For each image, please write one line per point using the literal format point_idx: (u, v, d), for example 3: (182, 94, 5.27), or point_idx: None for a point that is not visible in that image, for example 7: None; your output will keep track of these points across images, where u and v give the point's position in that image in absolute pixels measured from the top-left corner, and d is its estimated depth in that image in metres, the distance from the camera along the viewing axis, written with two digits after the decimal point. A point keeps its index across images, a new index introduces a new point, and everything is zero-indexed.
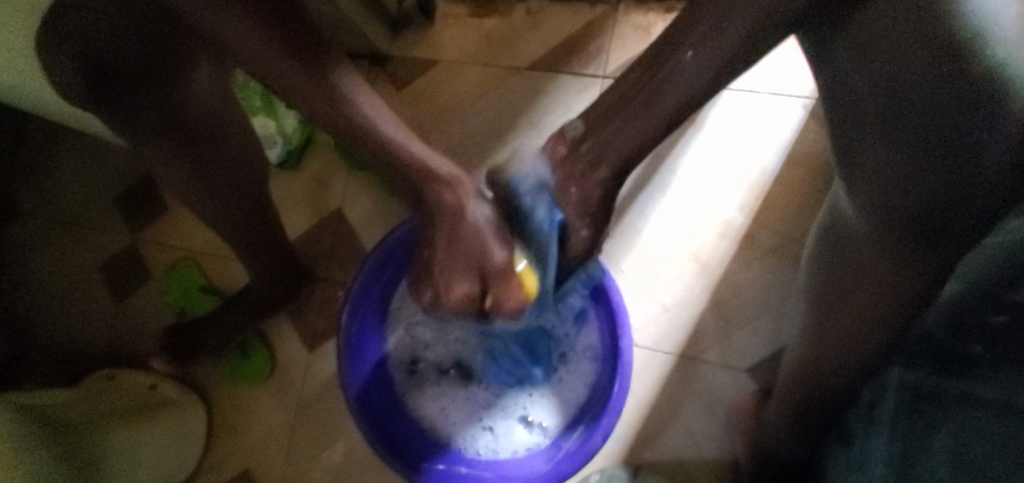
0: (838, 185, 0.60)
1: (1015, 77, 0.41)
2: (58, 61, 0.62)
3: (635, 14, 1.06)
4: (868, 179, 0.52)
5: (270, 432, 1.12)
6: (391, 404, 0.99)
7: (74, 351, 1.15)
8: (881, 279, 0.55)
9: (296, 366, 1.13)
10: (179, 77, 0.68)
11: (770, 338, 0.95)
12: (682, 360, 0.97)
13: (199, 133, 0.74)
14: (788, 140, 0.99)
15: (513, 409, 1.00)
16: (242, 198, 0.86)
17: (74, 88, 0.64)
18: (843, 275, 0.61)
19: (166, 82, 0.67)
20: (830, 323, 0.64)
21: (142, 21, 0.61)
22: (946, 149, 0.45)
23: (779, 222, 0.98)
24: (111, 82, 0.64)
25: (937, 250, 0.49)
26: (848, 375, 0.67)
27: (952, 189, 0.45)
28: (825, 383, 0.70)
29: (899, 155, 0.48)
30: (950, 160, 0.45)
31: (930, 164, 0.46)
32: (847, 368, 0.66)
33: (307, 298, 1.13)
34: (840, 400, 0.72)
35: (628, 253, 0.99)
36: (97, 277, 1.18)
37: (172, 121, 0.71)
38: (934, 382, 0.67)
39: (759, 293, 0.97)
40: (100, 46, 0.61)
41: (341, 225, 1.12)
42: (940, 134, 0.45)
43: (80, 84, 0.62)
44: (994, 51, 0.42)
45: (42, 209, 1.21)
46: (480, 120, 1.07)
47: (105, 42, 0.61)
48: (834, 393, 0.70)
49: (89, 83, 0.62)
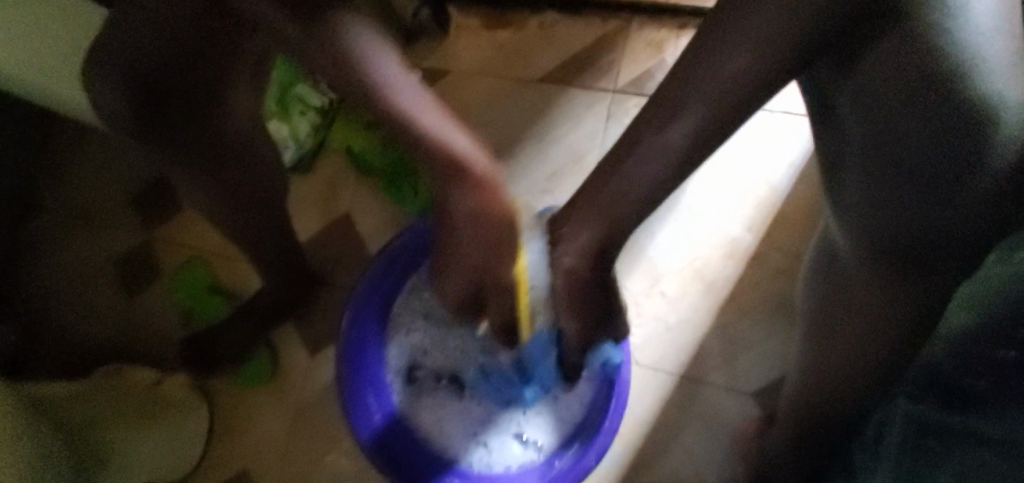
0: (831, 212, 0.59)
1: (1003, 104, 0.42)
2: (103, 83, 0.65)
3: (647, 30, 1.05)
4: (860, 209, 0.50)
5: (270, 434, 1.12)
6: (388, 415, 0.98)
7: (88, 347, 1.17)
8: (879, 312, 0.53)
9: (298, 370, 1.13)
10: (214, 85, 0.70)
11: (776, 363, 0.92)
12: (684, 382, 0.94)
13: (225, 152, 0.77)
14: (798, 159, 0.97)
15: (509, 425, 0.98)
16: (253, 206, 0.86)
17: (117, 110, 0.67)
18: (839, 303, 0.58)
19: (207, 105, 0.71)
20: (829, 355, 0.62)
21: (183, 46, 0.65)
22: (946, 181, 0.44)
23: (788, 243, 0.95)
24: (150, 106, 0.67)
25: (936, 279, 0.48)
26: (847, 409, 0.65)
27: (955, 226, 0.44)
28: (825, 416, 0.67)
29: (894, 187, 0.46)
30: (948, 191, 0.44)
31: (935, 199, 0.44)
32: (845, 401, 0.64)
33: (311, 303, 1.14)
34: (838, 432, 0.69)
35: (632, 269, 0.98)
36: (113, 274, 1.21)
37: (202, 142, 0.73)
38: (941, 418, 0.63)
39: (767, 316, 0.94)
40: (144, 70, 0.65)
41: (347, 230, 1.13)
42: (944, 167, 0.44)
43: (123, 97, 0.65)
44: (991, 77, 0.43)
45: (64, 205, 1.24)
46: (489, 131, 1.07)
47: (151, 65, 0.65)
48: (834, 425, 0.68)
49: (130, 105, 0.66)
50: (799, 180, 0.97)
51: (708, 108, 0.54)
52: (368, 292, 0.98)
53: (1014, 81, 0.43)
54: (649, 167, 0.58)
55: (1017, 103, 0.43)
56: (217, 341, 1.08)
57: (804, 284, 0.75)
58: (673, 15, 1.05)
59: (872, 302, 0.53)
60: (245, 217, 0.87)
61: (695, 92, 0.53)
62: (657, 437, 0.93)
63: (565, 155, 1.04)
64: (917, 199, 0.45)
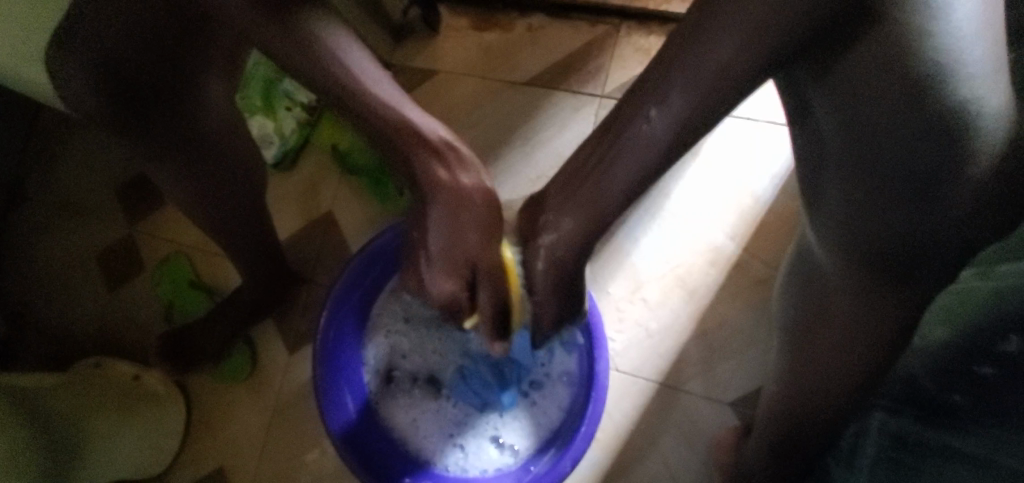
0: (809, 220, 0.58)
1: (977, 108, 0.40)
2: (67, 70, 0.63)
3: (635, 36, 1.05)
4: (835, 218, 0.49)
5: (247, 432, 1.11)
6: (364, 415, 0.97)
7: (65, 339, 1.16)
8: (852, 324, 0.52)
9: (277, 368, 1.12)
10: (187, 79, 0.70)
11: (756, 371, 0.92)
12: (664, 389, 0.93)
13: (198, 143, 0.76)
14: (782, 167, 0.97)
15: (485, 428, 0.97)
16: (231, 201, 0.85)
17: (84, 98, 0.66)
18: (816, 312, 0.58)
19: (179, 94, 0.70)
20: (803, 365, 0.61)
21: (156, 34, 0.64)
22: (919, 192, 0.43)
23: (771, 252, 0.95)
24: (122, 94, 0.66)
25: (907, 292, 0.47)
26: (822, 421, 0.64)
27: (925, 238, 0.44)
28: (799, 426, 0.67)
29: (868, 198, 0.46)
30: (919, 201, 0.43)
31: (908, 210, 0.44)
32: (820, 412, 0.63)
33: (292, 300, 1.13)
34: (813, 443, 0.68)
35: (614, 275, 0.97)
36: (93, 267, 1.19)
37: (176, 133, 0.73)
38: (917, 434, 0.63)
39: (747, 325, 0.94)
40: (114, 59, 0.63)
41: (330, 228, 1.12)
42: (918, 179, 0.43)
43: (92, 86, 0.64)
44: (968, 77, 0.40)
45: (46, 196, 1.23)
46: (475, 133, 1.06)
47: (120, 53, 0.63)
48: (809, 436, 0.67)
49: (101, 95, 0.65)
50: (783, 189, 0.96)
51: (683, 112, 0.48)
52: (346, 291, 0.97)
53: (989, 81, 0.40)
54: (616, 168, 0.52)
55: (991, 103, 0.41)
56: (195, 336, 1.07)
57: (782, 293, 0.74)
58: (661, 21, 1.05)
59: (846, 313, 0.52)
60: (223, 211, 0.86)
61: (676, 86, 0.47)
62: (635, 444, 0.92)
63: (550, 158, 1.04)
64: (891, 210, 0.45)
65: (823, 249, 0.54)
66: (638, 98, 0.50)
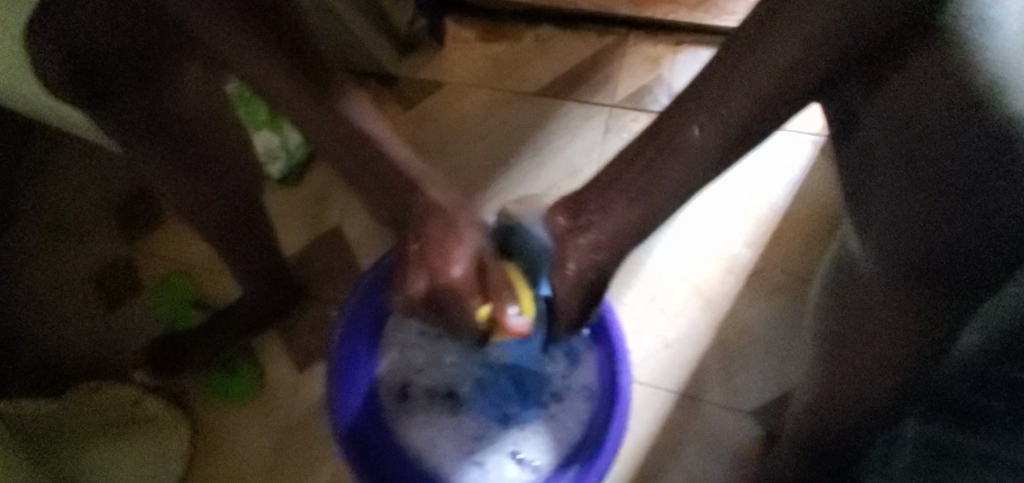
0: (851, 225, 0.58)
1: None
2: (43, 62, 0.62)
3: (643, 45, 1.05)
4: (884, 226, 0.48)
5: (254, 452, 1.08)
6: (379, 433, 0.95)
7: (62, 362, 1.13)
8: (895, 331, 0.52)
9: (285, 386, 1.10)
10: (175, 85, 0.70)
11: (777, 379, 0.91)
12: (684, 400, 0.92)
13: (187, 135, 0.74)
14: (796, 174, 0.97)
15: (505, 444, 0.95)
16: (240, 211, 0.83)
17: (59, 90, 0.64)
18: (859, 320, 0.57)
19: (157, 80, 0.68)
20: (839, 373, 0.61)
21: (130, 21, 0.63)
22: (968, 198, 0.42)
23: (786, 259, 0.94)
24: (96, 82, 0.64)
25: None
26: (858, 430, 0.63)
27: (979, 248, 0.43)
28: (834, 435, 0.66)
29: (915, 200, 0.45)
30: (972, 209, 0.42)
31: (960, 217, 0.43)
32: (857, 422, 0.62)
33: (300, 316, 1.10)
34: (847, 452, 0.67)
35: (631, 284, 0.96)
36: (91, 288, 1.16)
37: (159, 124, 0.71)
38: None
39: (766, 332, 0.93)
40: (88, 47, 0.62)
41: (338, 242, 1.10)
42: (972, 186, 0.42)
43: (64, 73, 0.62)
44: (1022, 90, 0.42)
45: (40, 215, 1.20)
46: (485, 144, 1.06)
47: (95, 40, 0.62)
48: (842, 446, 0.66)
49: (72, 83, 0.63)
50: (797, 196, 0.96)
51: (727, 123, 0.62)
52: (359, 308, 0.95)
53: None
54: None
55: None
56: (200, 356, 1.05)
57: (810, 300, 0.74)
58: (669, 30, 1.04)
59: (892, 323, 0.51)
60: (230, 225, 0.85)
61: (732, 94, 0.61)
62: (656, 457, 0.91)
63: (561, 167, 1.03)
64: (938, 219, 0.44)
65: (867, 255, 0.53)
66: (687, 126, 0.64)
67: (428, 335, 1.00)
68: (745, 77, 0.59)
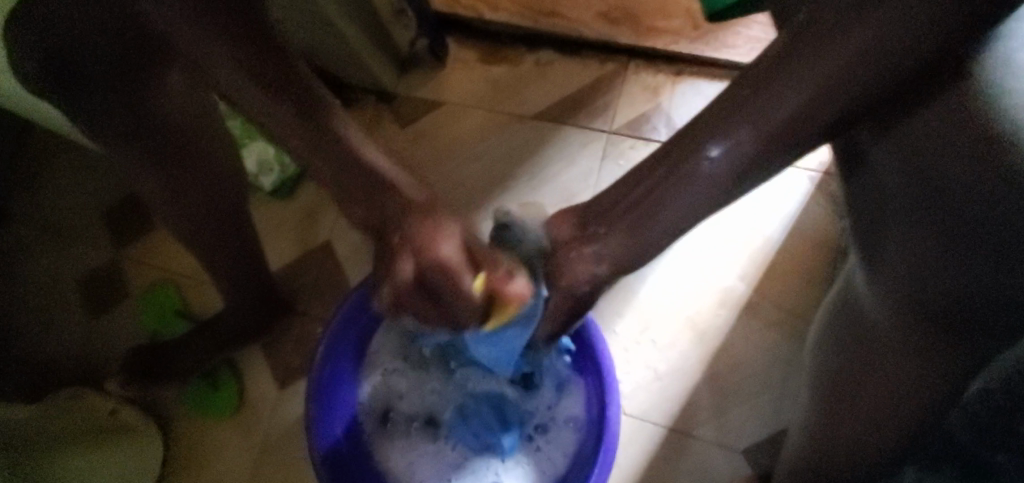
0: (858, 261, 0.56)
1: None
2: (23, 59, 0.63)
3: (642, 74, 1.04)
4: (889, 269, 0.46)
5: (230, 470, 1.05)
6: (359, 457, 0.94)
7: (39, 369, 1.10)
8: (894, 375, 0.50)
9: (264, 403, 1.07)
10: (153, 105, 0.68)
11: (770, 417, 0.89)
12: (673, 435, 0.90)
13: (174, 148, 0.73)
14: (793, 209, 0.95)
15: (487, 474, 0.94)
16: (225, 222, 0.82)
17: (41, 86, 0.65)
18: (857, 360, 0.55)
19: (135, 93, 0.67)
20: (834, 416, 0.59)
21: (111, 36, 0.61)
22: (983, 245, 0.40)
23: (782, 295, 0.93)
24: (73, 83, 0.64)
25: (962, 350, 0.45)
26: (851, 478, 0.61)
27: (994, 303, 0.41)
28: (827, 482, 0.64)
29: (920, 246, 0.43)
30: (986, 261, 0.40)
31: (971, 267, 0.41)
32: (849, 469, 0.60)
33: (284, 332, 1.08)
34: None
35: (622, 312, 0.95)
36: (73, 293, 1.14)
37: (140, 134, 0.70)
38: None
39: (760, 369, 0.91)
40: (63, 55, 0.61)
41: (328, 257, 1.08)
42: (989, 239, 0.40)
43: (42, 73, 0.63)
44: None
45: (28, 216, 1.18)
46: (481, 165, 1.05)
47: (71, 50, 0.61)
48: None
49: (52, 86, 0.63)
50: (793, 232, 0.95)
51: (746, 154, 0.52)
52: (343, 327, 0.92)
53: None
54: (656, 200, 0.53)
55: None
56: (176, 370, 1.02)
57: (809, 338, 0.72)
58: (670, 60, 1.04)
59: (890, 366, 0.50)
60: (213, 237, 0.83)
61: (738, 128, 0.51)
62: None
63: (557, 192, 1.02)
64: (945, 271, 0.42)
65: (868, 294, 0.51)
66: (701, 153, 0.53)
67: (413, 358, 0.99)
68: (770, 103, 0.49)
